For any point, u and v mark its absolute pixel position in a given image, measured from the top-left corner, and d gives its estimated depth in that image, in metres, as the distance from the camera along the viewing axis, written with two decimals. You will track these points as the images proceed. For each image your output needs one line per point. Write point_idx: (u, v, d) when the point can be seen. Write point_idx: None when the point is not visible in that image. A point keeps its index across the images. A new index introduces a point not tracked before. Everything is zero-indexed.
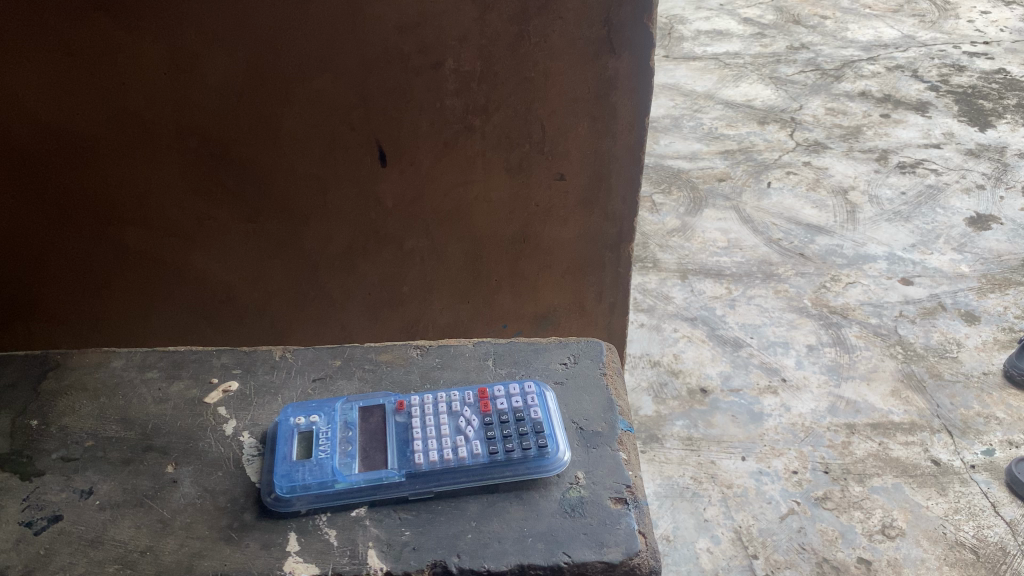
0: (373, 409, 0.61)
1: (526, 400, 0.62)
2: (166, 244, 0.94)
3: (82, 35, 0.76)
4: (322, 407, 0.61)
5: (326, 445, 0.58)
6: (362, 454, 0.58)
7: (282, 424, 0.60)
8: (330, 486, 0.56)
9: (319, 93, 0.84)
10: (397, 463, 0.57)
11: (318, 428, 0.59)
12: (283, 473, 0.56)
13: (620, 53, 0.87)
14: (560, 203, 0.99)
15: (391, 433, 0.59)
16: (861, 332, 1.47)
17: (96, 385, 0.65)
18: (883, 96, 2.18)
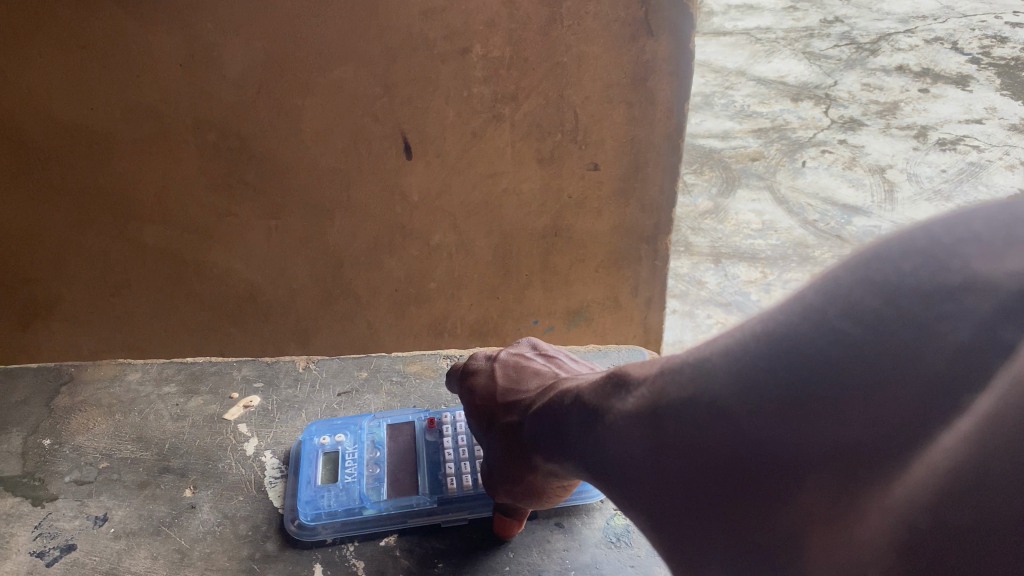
0: (400, 427, 0.63)
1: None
2: (185, 242, 0.91)
3: (95, 25, 0.73)
4: (348, 426, 0.63)
5: (354, 468, 0.59)
6: (391, 478, 0.58)
7: (306, 444, 0.61)
8: (359, 511, 0.56)
9: (341, 83, 0.80)
10: (428, 488, 0.58)
11: (344, 448, 0.60)
12: (308, 499, 0.56)
13: (659, 35, 0.82)
14: (594, 193, 0.94)
15: (419, 456, 0.60)
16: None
17: (112, 400, 0.68)
18: (921, 69, 1.93)
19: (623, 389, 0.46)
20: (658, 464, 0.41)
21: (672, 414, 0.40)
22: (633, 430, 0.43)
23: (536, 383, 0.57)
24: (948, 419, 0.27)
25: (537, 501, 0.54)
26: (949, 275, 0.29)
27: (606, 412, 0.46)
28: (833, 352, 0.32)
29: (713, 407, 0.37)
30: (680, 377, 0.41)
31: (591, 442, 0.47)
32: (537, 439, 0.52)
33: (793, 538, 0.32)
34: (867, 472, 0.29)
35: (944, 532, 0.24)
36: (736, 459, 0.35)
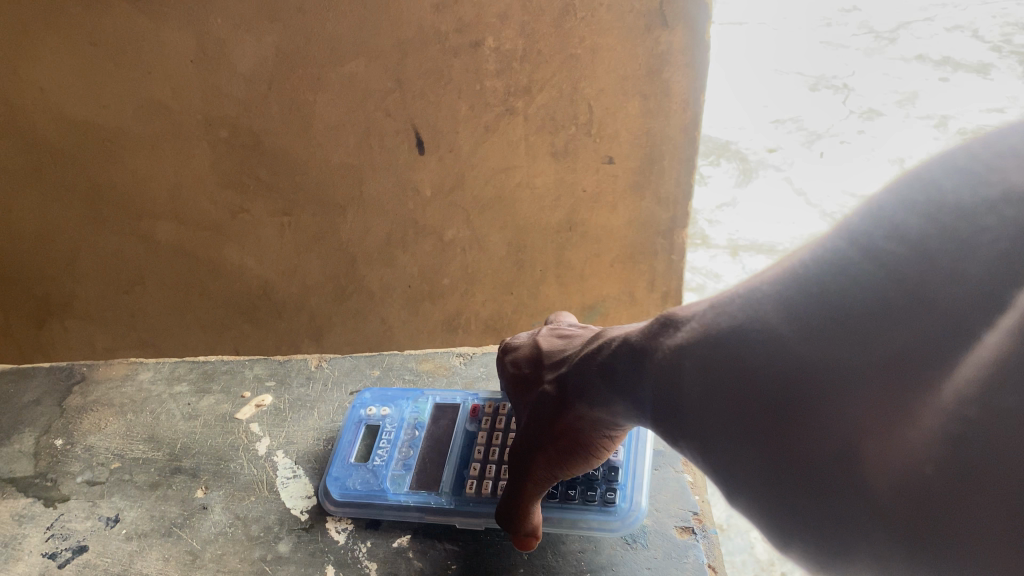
0: (446, 408, 0.62)
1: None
2: (199, 238, 0.90)
3: (106, 24, 0.73)
4: (398, 400, 0.64)
5: (388, 448, 0.60)
6: (420, 465, 0.58)
7: (355, 412, 0.64)
8: (379, 497, 0.56)
9: (353, 78, 0.79)
10: (450, 486, 0.56)
11: (386, 424, 0.62)
12: (336, 476, 0.58)
13: (674, 26, 0.80)
14: (608, 187, 0.93)
15: (454, 445, 0.59)
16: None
17: (123, 400, 0.68)
18: None
19: (669, 326, 0.38)
20: (685, 394, 0.35)
21: (716, 349, 0.33)
22: (677, 366, 0.36)
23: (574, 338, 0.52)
24: (999, 316, 0.22)
25: (578, 459, 0.49)
26: (993, 180, 0.24)
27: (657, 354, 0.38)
28: (895, 265, 0.26)
29: (755, 333, 0.31)
30: (735, 308, 0.34)
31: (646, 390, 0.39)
32: (575, 384, 0.45)
33: (841, 458, 0.26)
34: (921, 376, 0.24)
35: (993, 417, 0.21)
36: (773, 381, 0.29)
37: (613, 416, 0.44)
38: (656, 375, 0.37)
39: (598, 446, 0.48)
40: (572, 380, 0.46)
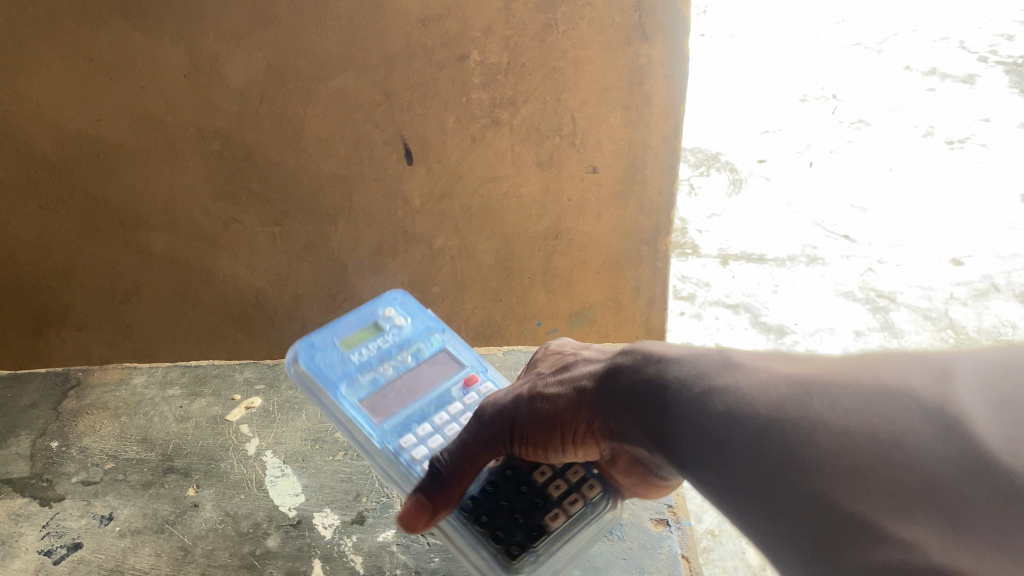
0: (442, 358, 0.67)
1: (571, 480, 0.57)
2: (192, 248, 0.92)
3: (100, 41, 0.75)
4: (420, 322, 0.69)
5: (372, 352, 0.65)
6: (387, 389, 0.63)
7: (380, 308, 0.69)
8: (329, 386, 0.62)
9: (342, 92, 0.82)
10: (392, 426, 0.60)
11: (388, 334, 0.67)
12: (317, 344, 0.64)
13: (653, 39, 0.83)
14: (593, 195, 0.95)
15: (425, 397, 0.63)
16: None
17: (117, 403, 0.69)
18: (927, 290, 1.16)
19: (737, 367, 0.42)
20: (777, 454, 0.37)
21: (849, 433, 0.35)
22: (784, 425, 0.37)
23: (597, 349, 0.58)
24: None
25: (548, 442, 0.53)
26: None
27: (720, 386, 0.41)
28: None
29: (903, 428, 0.33)
30: (864, 386, 0.36)
31: (684, 416, 0.42)
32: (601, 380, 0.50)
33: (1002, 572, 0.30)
34: None
35: None
36: (925, 476, 0.32)
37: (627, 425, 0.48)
38: (736, 422, 0.39)
39: (560, 446, 0.54)
40: (588, 374, 0.51)
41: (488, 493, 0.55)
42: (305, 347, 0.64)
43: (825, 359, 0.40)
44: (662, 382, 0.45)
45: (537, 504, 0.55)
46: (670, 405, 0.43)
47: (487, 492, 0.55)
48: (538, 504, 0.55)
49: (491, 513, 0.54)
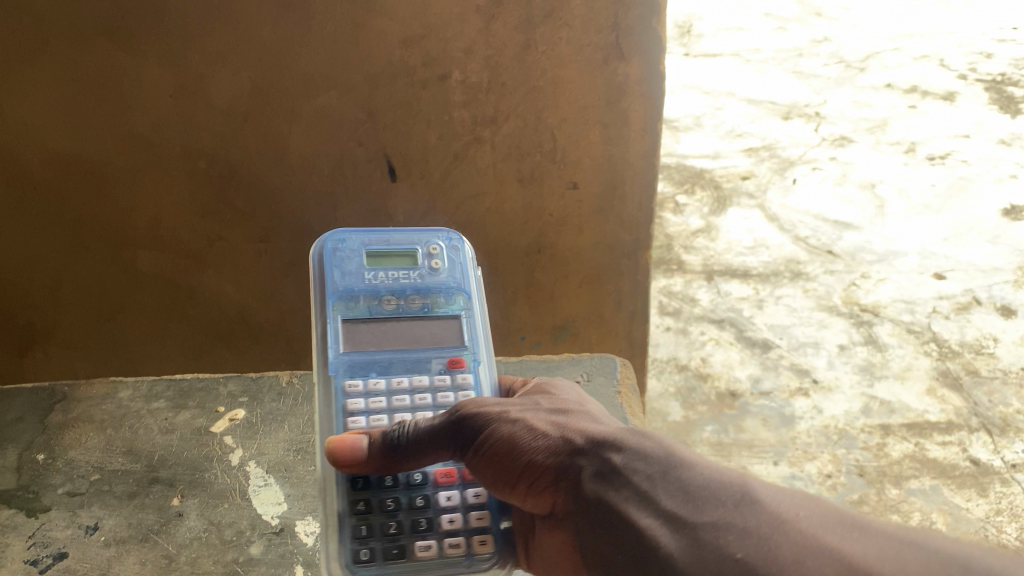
0: (447, 322, 0.63)
1: (470, 523, 0.54)
2: (178, 265, 0.93)
3: (89, 61, 0.77)
4: (458, 276, 0.65)
5: (385, 281, 0.63)
6: (376, 323, 0.61)
7: (431, 239, 0.66)
8: (328, 293, 0.61)
9: (326, 110, 0.83)
10: (348, 363, 0.59)
11: (418, 271, 0.64)
12: (349, 251, 0.63)
13: (630, 59, 0.85)
14: (574, 212, 0.95)
15: (400, 352, 0.61)
16: (763, 419, 1.54)
17: (103, 416, 0.71)
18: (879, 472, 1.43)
19: (751, 501, 0.43)
20: None
21: None
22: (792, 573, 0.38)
23: (591, 404, 0.59)
24: None
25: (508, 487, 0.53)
26: None
27: (747, 524, 0.42)
28: None
29: None
30: None
31: (693, 532, 0.43)
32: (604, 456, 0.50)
33: None
34: None
35: None
36: None
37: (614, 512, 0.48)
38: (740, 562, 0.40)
39: (511, 487, 0.53)
40: (586, 434, 0.52)
41: (385, 487, 0.54)
42: (332, 244, 0.63)
43: (854, 524, 0.41)
44: (673, 485, 0.46)
45: (420, 527, 0.54)
46: (674, 512, 0.45)
47: (386, 485, 0.54)
48: (419, 528, 0.54)
49: (372, 506, 0.53)
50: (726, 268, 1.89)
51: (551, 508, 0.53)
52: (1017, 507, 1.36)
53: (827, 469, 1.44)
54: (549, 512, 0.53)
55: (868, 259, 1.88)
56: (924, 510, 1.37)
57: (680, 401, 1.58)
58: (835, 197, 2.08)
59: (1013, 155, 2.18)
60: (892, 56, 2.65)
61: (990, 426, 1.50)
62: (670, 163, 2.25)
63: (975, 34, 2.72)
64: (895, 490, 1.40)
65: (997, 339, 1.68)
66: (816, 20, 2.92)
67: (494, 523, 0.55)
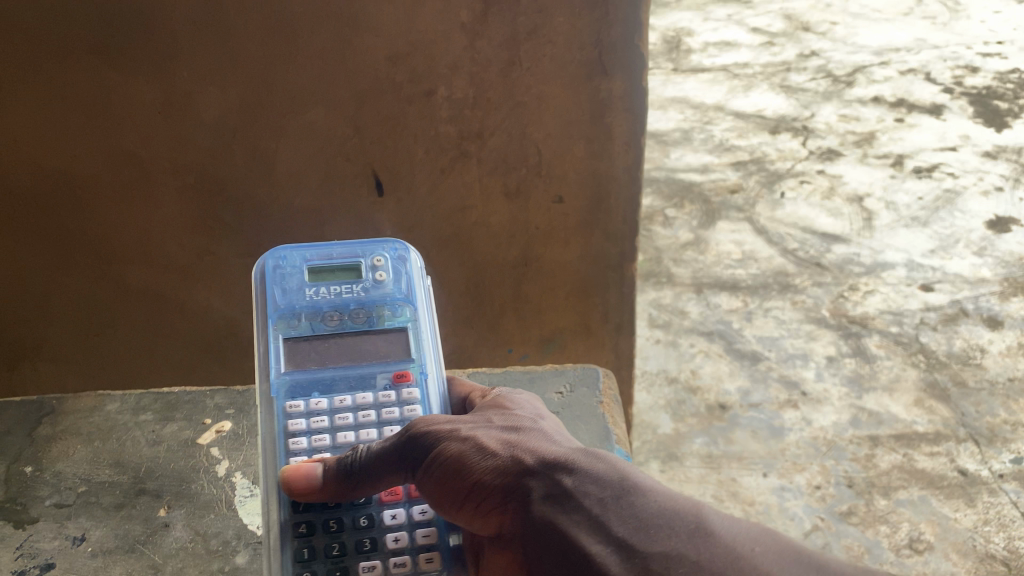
0: (394, 335, 0.62)
1: (416, 540, 0.54)
2: (167, 280, 0.94)
3: (77, 80, 0.78)
4: (404, 286, 0.64)
5: (328, 297, 0.62)
6: (319, 341, 0.61)
7: (376, 251, 0.65)
8: (269, 313, 0.60)
9: (313, 126, 0.84)
10: (290, 384, 0.58)
11: (362, 284, 0.63)
12: (290, 269, 0.63)
13: (613, 75, 0.85)
14: (560, 224, 0.96)
15: (345, 369, 0.60)
16: (752, 431, 1.55)
17: (90, 429, 0.73)
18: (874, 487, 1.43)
19: (703, 534, 0.44)
20: None
21: None
22: None
23: (549, 419, 0.55)
24: None
25: (454, 505, 0.50)
26: None
27: (699, 557, 0.43)
28: None
29: None
30: None
31: (644, 562, 0.43)
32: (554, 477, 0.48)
33: None
34: None
35: None
36: None
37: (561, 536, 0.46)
38: None
39: (457, 508, 0.50)
40: (537, 454, 0.49)
41: (328, 508, 0.53)
42: (272, 262, 0.62)
43: (806, 562, 0.43)
44: (627, 513, 0.46)
45: (364, 547, 0.53)
46: (625, 540, 0.45)
47: (328, 507, 0.53)
48: (362, 548, 0.53)
49: (314, 528, 0.53)
50: (715, 280, 1.91)
51: (499, 531, 0.50)
52: (1005, 516, 1.37)
53: (816, 481, 1.45)
54: (497, 535, 0.50)
55: (856, 272, 1.89)
56: (912, 521, 1.37)
57: (669, 414, 1.59)
58: (823, 210, 2.09)
59: (1000, 168, 2.20)
60: (878, 71, 2.67)
61: (977, 436, 1.51)
62: (660, 177, 2.27)
63: (961, 49, 2.76)
64: (883, 501, 1.41)
65: (984, 350, 1.69)
66: (805, 35, 2.95)
67: (443, 538, 0.55)
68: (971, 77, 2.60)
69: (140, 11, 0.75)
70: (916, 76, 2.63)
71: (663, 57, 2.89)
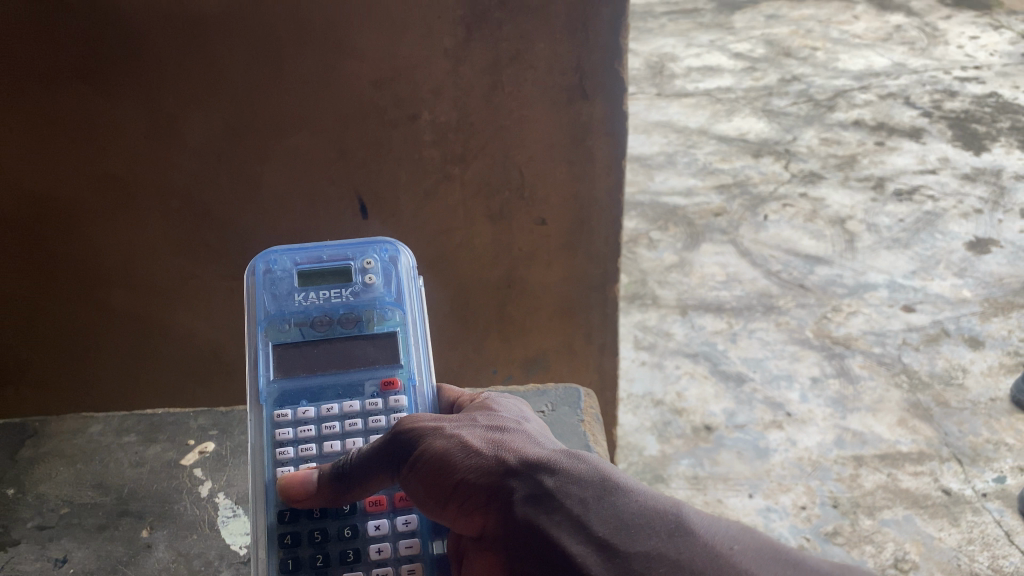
0: (384, 341, 0.63)
1: (398, 552, 0.56)
2: (152, 303, 0.95)
3: (64, 105, 0.79)
4: (394, 289, 0.64)
5: (318, 302, 0.63)
6: (309, 347, 0.61)
7: (368, 252, 0.65)
8: (259, 319, 0.61)
9: (298, 149, 0.85)
10: (278, 393, 0.60)
11: (351, 287, 0.64)
12: (280, 274, 0.63)
13: (593, 99, 0.87)
14: (543, 246, 0.97)
15: (334, 376, 0.62)
16: (737, 452, 1.55)
17: (73, 451, 0.74)
18: (859, 507, 1.44)
19: (684, 532, 0.44)
20: None
21: None
22: None
23: (533, 424, 0.55)
24: None
25: (436, 505, 0.49)
26: None
27: (679, 556, 0.43)
28: None
29: None
30: None
31: (626, 562, 0.43)
32: (535, 474, 0.47)
33: None
34: None
35: None
36: None
37: (541, 535, 0.45)
38: None
39: (439, 506, 0.49)
40: (520, 454, 0.49)
41: (313, 518, 0.56)
42: (263, 266, 0.63)
43: (788, 559, 0.42)
44: (608, 512, 0.45)
45: (347, 559, 0.55)
46: (606, 539, 0.44)
47: (313, 517, 0.56)
48: (345, 559, 0.55)
49: (299, 540, 0.55)
50: (700, 302, 1.92)
51: (482, 531, 0.49)
52: (988, 536, 1.38)
53: (802, 501, 1.46)
54: (481, 536, 0.49)
55: (840, 293, 1.91)
56: (897, 541, 1.38)
57: (655, 436, 1.60)
58: (806, 232, 2.12)
59: (979, 190, 2.23)
60: (859, 95, 2.72)
61: (961, 455, 1.52)
62: (644, 200, 2.30)
63: (939, 74, 2.81)
64: (868, 521, 1.41)
65: (966, 370, 1.71)
66: (787, 61, 3.00)
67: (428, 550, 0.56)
68: (949, 101, 2.65)
69: (127, 37, 0.76)
70: (896, 101, 2.67)
71: (647, 82, 2.93)
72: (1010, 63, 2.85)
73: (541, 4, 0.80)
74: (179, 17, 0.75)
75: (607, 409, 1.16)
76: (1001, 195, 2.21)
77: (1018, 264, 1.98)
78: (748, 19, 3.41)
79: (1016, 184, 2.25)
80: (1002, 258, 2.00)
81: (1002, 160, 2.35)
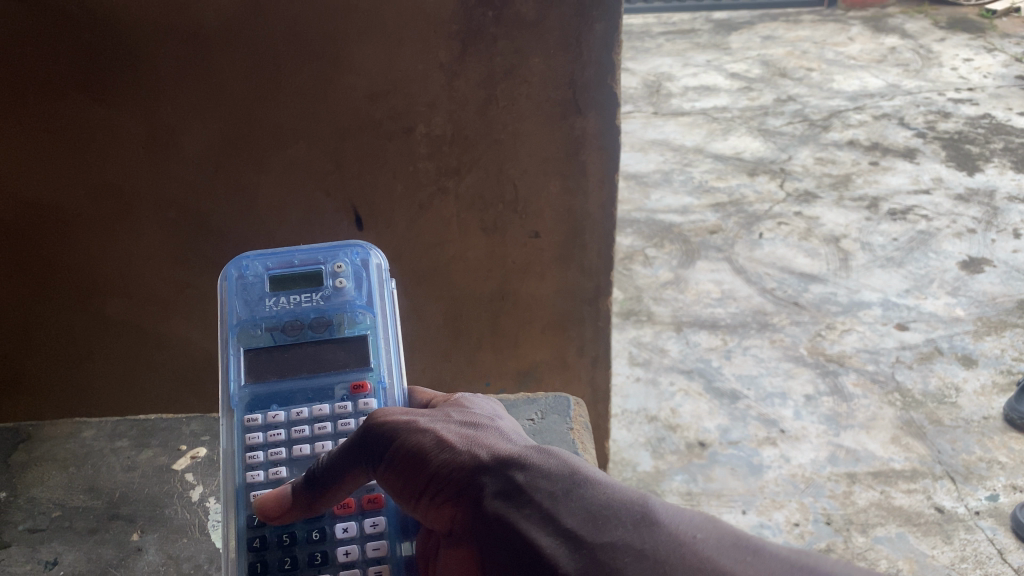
0: (355, 345, 0.63)
1: (366, 554, 0.56)
2: (146, 312, 0.95)
3: (65, 115, 0.80)
4: (365, 292, 0.65)
5: (289, 307, 0.63)
6: (280, 351, 0.62)
7: (340, 256, 0.66)
8: (231, 325, 0.62)
9: (294, 161, 0.86)
10: (250, 397, 0.61)
11: (322, 291, 0.64)
12: (253, 280, 0.64)
13: (587, 113, 0.88)
14: (536, 259, 0.98)
15: (305, 380, 0.62)
16: (731, 468, 1.56)
17: (66, 455, 0.74)
18: (853, 523, 1.44)
19: (649, 523, 0.44)
20: None
21: None
22: None
23: (508, 422, 0.56)
24: None
25: (410, 498, 0.50)
26: None
27: (644, 546, 0.42)
28: None
29: None
30: None
31: (592, 553, 0.43)
32: (504, 470, 0.48)
33: None
34: None
35: None
36: None
37: (509, 528, 0.46)
38: None
39: (414, 500, 0.50)
40: (492, 450, 0.50)
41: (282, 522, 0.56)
42: (235, 273, 0.64)
43: (749, 547, 0.42)
44: (576, 505, 0.45)
45: (315, 561, 0.55)
46: (573, 531, 0.44)
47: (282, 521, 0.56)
48: (314, 562, 0.55)
49: (267, 543, 0.56)
50: (695, 319, 1.93)
51: (452, 526, 0.50)
52: (982, 553, 1.38)
53: (795, 518, 1.45)
54: (451, 531, 0.50)
55: (834, 311, 1.93)
56: (890, 558, 1.38)
57: (649, 452, 1.60)
58: (800, 250, 2.13)
59: (972, 210, 2.24)
60: (853, 116, 2.75)
61: (954, 474, 1.52)
62: (640, 218, 2.31)
63: (933, 95, 2.83)
64: (861, 538, 1.41)
65: (959, 389, 1.71)
66: (783, 81, 3.03)
67: (398, 551, 0.56)
68: (943, 122, 2.67)
69: (127, 48, 0.77)
70: (891, 121, 2.69)
71: (644, 101, 2.96)
72: (1004, 85, 2.88)
73: (535, 19, 0.81)
74: (181, 29, 0.76)
75: (598, 421, 1.16)
76: (994, 215, 2.22)
77: (1011, 283, 1.99)
78: (745, 40, 3.45)
79: (1009, 205, 2.26)
80: (996, 277, 2.01)
81: (996, 180, 2.37)
